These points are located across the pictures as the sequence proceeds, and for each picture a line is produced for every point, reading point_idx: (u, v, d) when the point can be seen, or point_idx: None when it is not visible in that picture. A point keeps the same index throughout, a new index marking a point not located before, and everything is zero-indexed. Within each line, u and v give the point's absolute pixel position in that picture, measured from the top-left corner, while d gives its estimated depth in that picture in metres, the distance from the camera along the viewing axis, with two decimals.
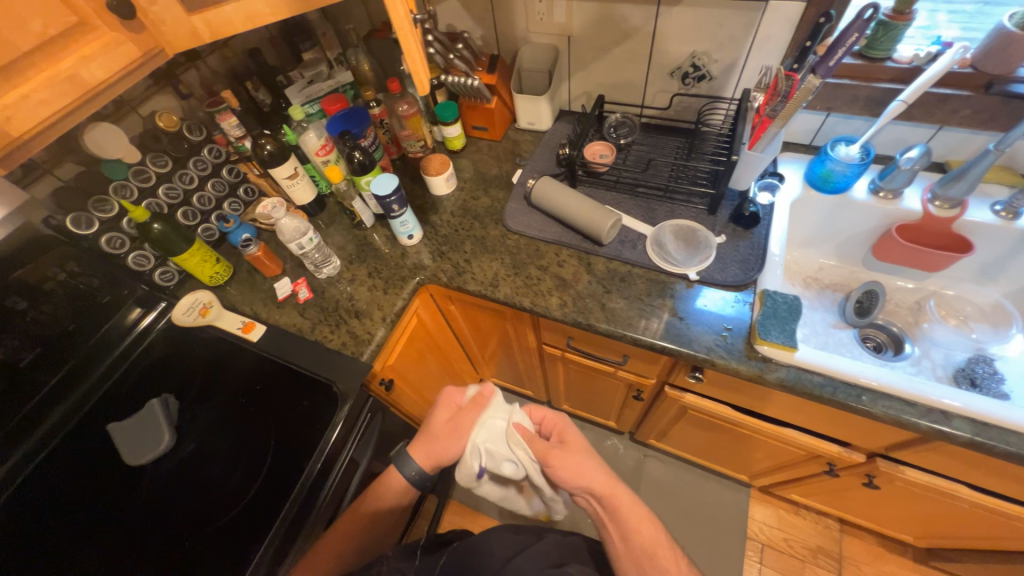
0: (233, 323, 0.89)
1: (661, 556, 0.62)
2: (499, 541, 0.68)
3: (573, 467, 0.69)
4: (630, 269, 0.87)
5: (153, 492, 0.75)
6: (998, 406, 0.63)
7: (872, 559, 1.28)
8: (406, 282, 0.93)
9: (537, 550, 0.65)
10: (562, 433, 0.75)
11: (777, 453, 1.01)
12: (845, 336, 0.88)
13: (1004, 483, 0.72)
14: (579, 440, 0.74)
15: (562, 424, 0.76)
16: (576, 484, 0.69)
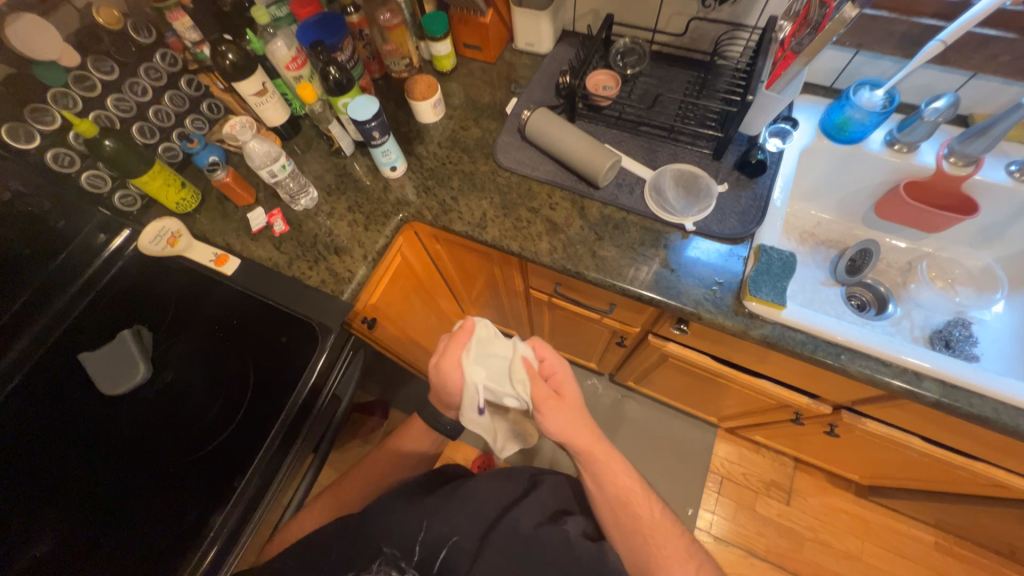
0: (206, 255, 0.84)
1: (635, 506, 0.68)
2: (482, 484, 0.70)
3: (564, 424, 0.68)
4: (625, 216, 0.83)
5: (136, 419, 0.75)
6: (970, 370, 0.64)
7: (818, 492, 1.40)
8: (389, 219, 0.88)
9: (532, 499, 0.68)
10: (561, 384, 0.72)
11: (748, 401, 1.06)
12: (832, 294, 0.88)
13: (955, 438, 0.76)
14: (574, 397, 0.71)
15: (563, 376, 0.72)
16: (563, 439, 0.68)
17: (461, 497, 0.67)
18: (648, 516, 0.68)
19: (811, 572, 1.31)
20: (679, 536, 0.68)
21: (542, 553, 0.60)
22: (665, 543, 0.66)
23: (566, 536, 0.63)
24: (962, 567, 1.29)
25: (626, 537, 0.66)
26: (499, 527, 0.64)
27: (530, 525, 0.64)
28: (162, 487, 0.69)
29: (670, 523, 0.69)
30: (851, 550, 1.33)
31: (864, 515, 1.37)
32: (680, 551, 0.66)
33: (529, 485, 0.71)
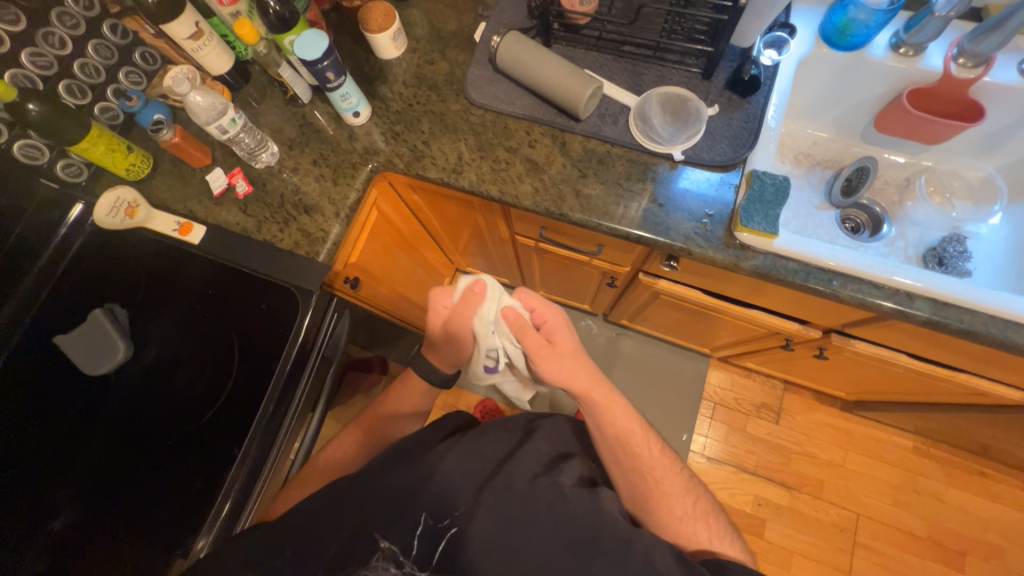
0: (168, 225, 0.80)
1: (635, 445, 0.69)
2: (473, 450, 0.69)
3: (559, 369, 0.70)
4: (609, 149, 0.78)
5: (129, 397, 0.74)
6: (962, 286, 0.64)
7: (806, 410, 1.47)
8: (358, 171, 0.82)
9: (531, 447, 0.70)
10: (554, 333, 0.73)
11: (739, 331, 1.06)
12: (826, 218, 0.85)
13: (941, 353, 0.77)
14: (570, 346, 0.73)
15: (560, 325, 0.74)
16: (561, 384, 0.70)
17: (459, 450, 0.69)
18: (648, 454, 0.69)
19: (797, 482, 1.40)
20: (678, 471, 0.70)
21: (536, 505, 0.62)
22: (664, 477, 0.68)
23: (560, 489, 0.63)
24: (937, 466, 1.39)
25: (625, 473, 0.69)
26: (493, 482, 0.65)
27: (525, 477, 0.65)
28: (164, 460, 0.69)
29: (670, 459, 0.71)
30: (834, 460, 1.41)
31: (849, 428, 1.44)
32: (676, 484, 0.68)
33: (529, 434, 0.72)
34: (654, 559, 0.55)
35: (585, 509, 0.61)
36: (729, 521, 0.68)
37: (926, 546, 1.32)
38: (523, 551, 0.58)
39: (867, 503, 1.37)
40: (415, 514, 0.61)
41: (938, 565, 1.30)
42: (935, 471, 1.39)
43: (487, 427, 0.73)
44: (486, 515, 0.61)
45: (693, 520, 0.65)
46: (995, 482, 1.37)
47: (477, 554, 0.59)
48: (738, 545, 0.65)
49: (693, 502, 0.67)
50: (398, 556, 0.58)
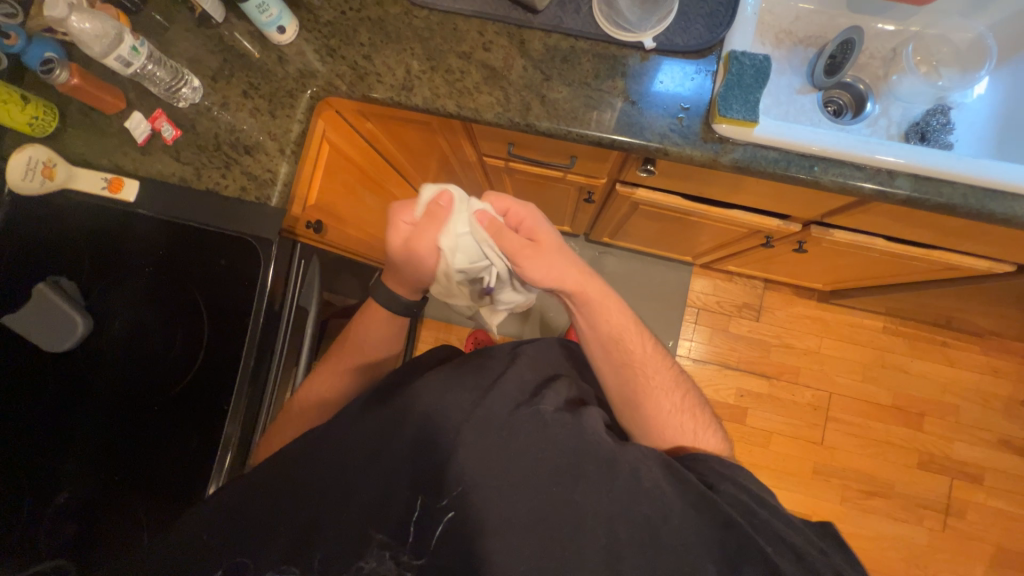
0: (95, 185, 0.70)
1: (627, 342, 0.71)
2: (450, 387, 0.60)
3: (547, 268, 0.68)
4: (573, 44, 0.70)
5: (108, 372, 0.72)
6: (944, 158, 0.62)
7: (785, 305, 1.52)
8: (296, 99, 0.73)
9: (514, 375, 0.64)
10: (532, 229, 0.70)
11: (720, 234, 1.06)
12: (808, 103, 0.80)
13: (919, 232, 0.77)
14: (552, 238, 0.70)
15: (539, 220, 0.70)
16: (552, 284, 0.68)
17: (434, 385, 0.60)
18: (640, 352, 0.71)
19: (776, 371, 1.49)
20: (666, 366, 0.72)
21: (519, 436, 0.56)
22: (654, 373, 0.70)
23: (543, 417, 0.58)
24: (903, 341, 1.48)
25: (618, 372, 0.70)
26: (472, 418, 0.56)
27: (504, 409, 0.58)
28: (158, 426, 0.69)
29: (659, 355, 0.73)
30: (811, 347, 1.50)
31: (824, 317, 1.51)
32: (666, 379, 0.71)
33: (508, 362, 0.66)
34: (641, 472, 0.55)
35: (573, 433, 0.57)
36: (711, 413, 0.72)
37: (889, 412, 1.45)
38: (507, 487, 0.53)
39: (839, 382, 1.48)
40: (410, 497, 0.53)
41: (899, 427, 1.45)
42: (901, 346, 1.48)
43: (459, 362, 0.65)
44: (466, 455, 0.54)
45: (680, 412, 0.69)
46: (955, 349, 1.47)
47: (474, 508, 0.52)
48: (720, 435, 0.69)
49: (680, 396, 0.70)
50: (392, 545, 0.51)
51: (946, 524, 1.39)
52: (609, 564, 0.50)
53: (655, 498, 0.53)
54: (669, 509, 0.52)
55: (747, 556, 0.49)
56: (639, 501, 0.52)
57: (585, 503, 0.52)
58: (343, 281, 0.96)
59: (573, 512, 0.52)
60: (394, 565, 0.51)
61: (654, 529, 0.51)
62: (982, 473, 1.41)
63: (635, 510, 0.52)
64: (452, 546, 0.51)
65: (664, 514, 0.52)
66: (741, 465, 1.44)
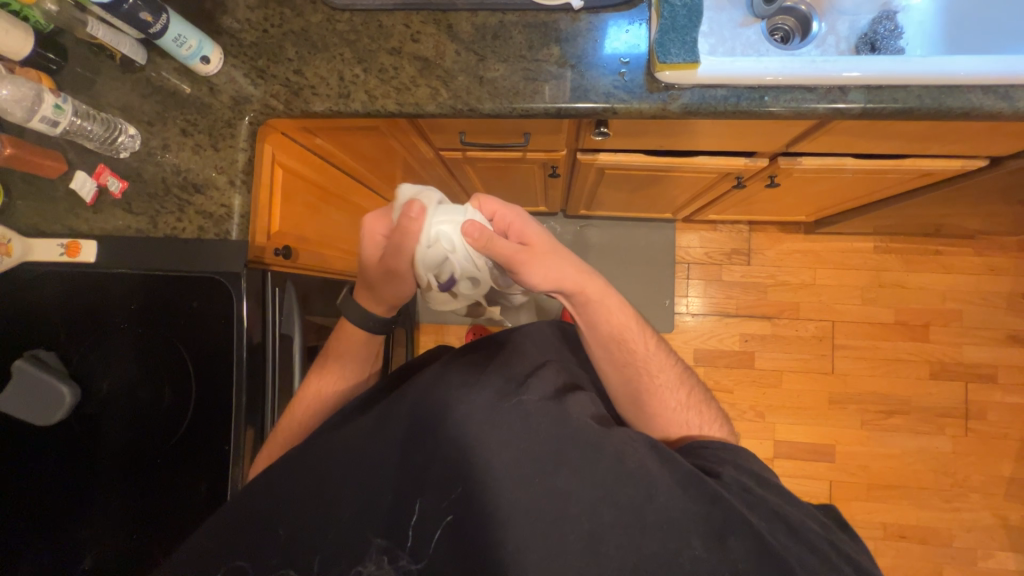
0: (52, 252, 0.70)
1: (630, 341, 0.70)
2: (449, 372, 0.60)
3: (546, 271, 0.66)
4: (501, 19, 0.68)
5: (109, 434, 0.72)
6: (894, 63, 0.60)
7: (774, 244, 1.51)
8: (235, 127, 0.71)
9: (499, 366, 0.63)
10: (523, 232, 0.67)
11: (692, 184, 1.04)
12: (752, 34, 0.77)
13: (884, 144, 0.76)
14: (545, 241, 0.67)
15: (530, 224, 0.68)
16: (551, 287, 0.67)
17: (420, 385, 0.59)
18: (644, 350, 0.71)
19: (776, 310, 1.49)
20: (671, 365, 0.72)
21: (502, 426, 0.55)
22: (659, 371, 0.70)
23: (526, 408, 0.57)
24: (897, 258, 1.48)
25: (622, 372, 0.70)
26: (454, 413, 0.56)
27: (490, 399, 0.57)
28: (167, 478, 0.69)
29: (664, 355, 0.73)
30: (806, 281, 1.49)
31: (815, 248, 1.50)
32: (671, 376, 0.71)
33: (497, 352, 0.67)
34: (627, 455, 0.54)
35: (556, 419, 0.56)
36: (718, 408, 0.72)
37: (895, 330, 1.45)
38: (493, 481, 0.52)
39: (839, 309, 1.48)
40: (404, 504, 0.52)
41: (906, 342, 1.45)
42: (896, 262, 1.48)
43: (455, 354, 0.65)
44: (451, 456, 0.53)
45: (687, 409, 0.69)
46: (949, 256, 1.47)
47: (469, 502, 0.51)
48: (727, 427, 0.70)
49: (686, 394, 0.71)
50: (391, 548, 0.51)
51: (967, 428, 1.40)
52: (592, 550, 0.49)
53: (641, 481, 0.52)
54: (656, 486, 0.52)
55: (731, 530, 0.49)
56: (624, 484, 0.52)
57: (569, 492, 0.52)
58: (325, 302, 0.95)
59: (557, 502, 0.51)
60: (393, 570, 0.50)
61: (640, 511, 0.50)
62: (995, 372, 1.42)
63: (620, 493, 0.51)
64: (453, 549, 0.50)
65: (649, 493, 0.51)
66: (757, 408, 1.45)
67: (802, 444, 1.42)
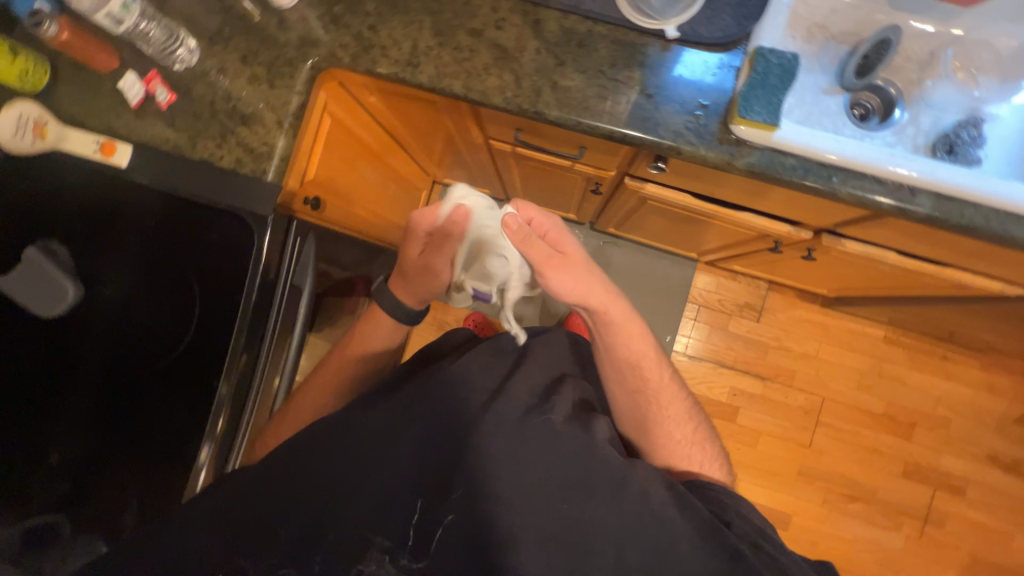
0: (86, 145, 0.68)
1: (644, 368, 0.72)
2: (488, 371, 0.63)
3: (574, 280, 0.68)
4: (590, 28, 0.66)
5: (100, 340, 0.72)
6: (971, 177, 0.58)
7: (787, 307, 1.50)
8: (296, 68, 0.69)
9: (522, 377, 0.63)
10: (560, 242, 0.71)
11: (728, 234, 1.03)
12: (833, 104, 0.76)
13: (933, 249, 0.74)
14: (578, 256, 0.70)
15: (561, 233, 0.71)
16: (574, 298, 0.69)
17: (444, 383, 0.60)
18: (656, 379, 0.72)
19: (771, 373, 1.49)
20: (681, 399, 0.73)
21: (530, 443, 0.55)
22: (667, 404, 0.71)
23: (553, 427, 0.57)
24: (902, 352, 1.47)
25: (631, 394, 0.71)
26: (482, 419, 0.57)
27: (516, 413, 0.58)
28: (150, 400, 0.69)
29: (676, 387, 0.74)
30: (808, 351, 1.49)
31: (825, 322, 1.49)
32: (680, 411, 0.72)
33: (517, 362, 0.66)
34: (651, 494, 0.54)
35: (584, 446, 0.56)
36: (720, 447, 0.73)
37: (881, 421, 1.46)
38: (516, 498, 0.52)
39: (833, 387, 1.48)
40: (410, 498, 0.52)
41: (888, 436, 1.45)
42: (901, 356, 1.47)
43: (483, 351, 0.66)
44: (473, 463, 0.54)
45: (691, 444, 0.69)
46: (955, 364, 1.46)
47: (488, 519, 0.51)
48: (725, 467, 0.70)
49: (692, 429, 0.71)
50: (392, 549, 0.51)
51: (923, 531, 1.41)
52: None
53: (662, 522, 0.52)
54: (680, 537, 0.51)
55: None
56: (647, 523, 0.52)
57: (594, 522, 0.52)
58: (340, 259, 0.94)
59: (579, 529, 0.51)
60: (393, 568, 0.50)
61: (662, 555, 0.50)
62: (966, 485, 1.43)
63: (643, 533, 0.51)
64: (455, 557, 0.50)
65: (671, 539, 0.51)
66: None
67: (762, 505, 1.44)
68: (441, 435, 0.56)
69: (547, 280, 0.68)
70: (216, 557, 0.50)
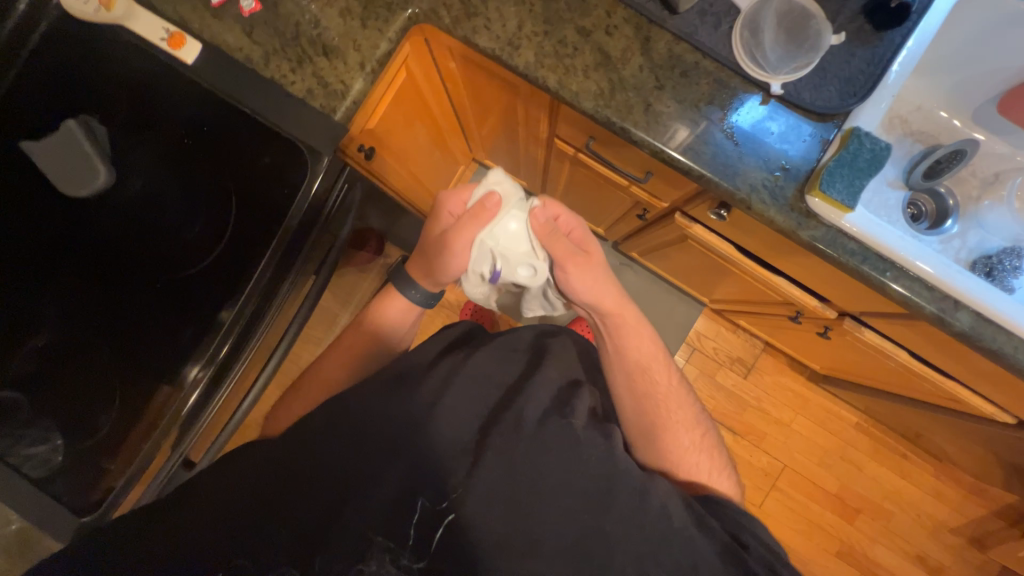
0: (153, 30, 0.65)
1: (652, 372, 0.71)
2: (496, 366, 0.63)
3: (591, 279, 0.72)
4: (697, 60, 0.65)
5: (116, 232, 0.69)
6: (1014, 307, 0.61)
7: (775, 372, 1.54)
8: (393, 15, 0.67)
9: (545, 377, 0.62)
10: (588, 242, 0.74)
11: (751, 291, 1.04)
12: (893, 198, 0.78)
13: (946, 361, 0.77)
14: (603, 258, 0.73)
15: (586, 234, 0.74)
16: (591, 295, 0.72)
17: (466, 374, 0.61)
18: (665, 383, 0.71)
19: (743, 430, 1.53)
20: (688, 403, 0.71)
21: (551, 450, 0.55)
22: (676, 407, 0.69)
23: (575, 433, 0.57)
24: (868, 442, 1.53)
25: (637, 399, 0.69)
26: (501, 420, 0.57)
27: (534, 418, 0.57)
28: (160, 307, 0.67)
29: (682, 390, 0.72)
30: (783, 419, 1.53)
31: (807, 395, 1.54)
32: (687, 416, 0.70)
33: (541, 359, 0.65)
34: (671, 511, 0.54)
35: (604, 456, 0.56)
36: (728, 455, 0.71)
37: (831, 500, 1.52)
38: (536, 505, 0.52)
39: (796, 458, 1.53)
40: (410, 498, 0.52)
41: (833, 516, 1.51)
42: (866, 445, 1.53)
43: (501, 345, 0.66)
44: (493, 462, 0.54)
45: (700, 451, 0.68)
46: (912, 464, 1.52)
47: (507, 523, 0.51)
48: (735, 479, 0.69)
49: (699, 435, 0.69)
50: (393, 549, 0.50)
51: None
52: None
53: (685, 540, 0.52)
54: (698, 555, 0.52)
55: None
56: (669, 541, 0.52)
57: (614, 536, 0.52)
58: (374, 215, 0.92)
59: (599, 542, 0.51)
60: (393, 568, 0.49)
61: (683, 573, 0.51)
62: None
63: (664, 552, 0.52)
64: (462, 553, 0.50)
65: (692, 559, 0.51)
66: None
67: None
68: (457, 431, 0.56)
69: (569, 274, 0.71)
70: (210, 504, 0.50)
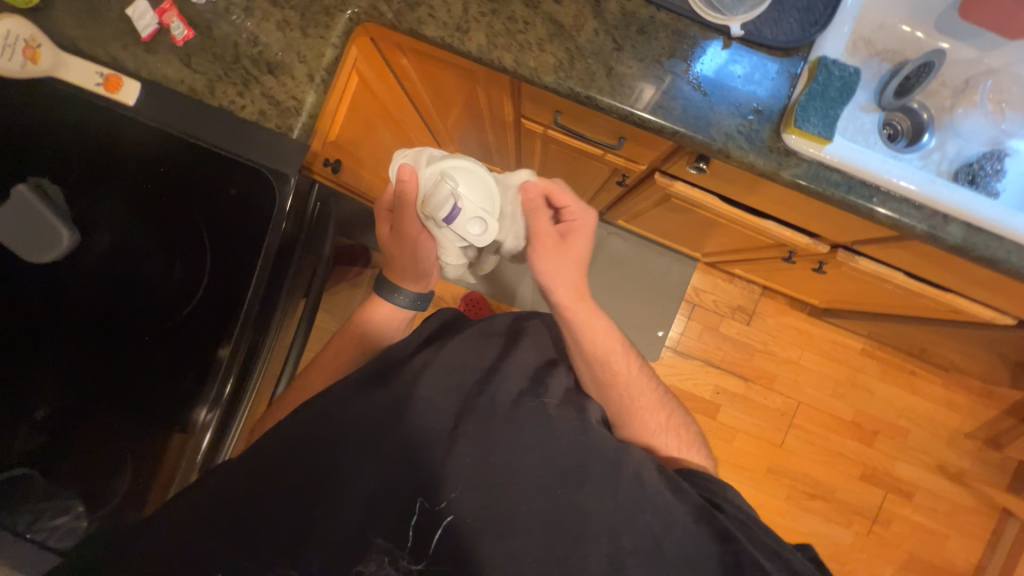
0: (87, 74, 0.64)
1: (614, 362, 0.71)
2: (477, 353, 0.64)
3: (551, 264, 0.71)
4: (651, 14, 0.64)
5: (90, 297, 0.62)
6: (1003, 213, 0.60)
7: (777, 313, 1.56)
8: (333, 18, 0.66)
9: (516, 359, 0.65)
10: (571, 232, 0.73)
11: (741, 239, 1.04)
12: (868, 121, 0.77)
13: (939, 273, 0.77)
14: (580, 252, 0.73)
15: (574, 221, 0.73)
16: (547, 280, 0.71)
17: (442, 365, 0.61)
18: (624, 372, 0.71)
19: (754, 375, 1.55)
20: (652, 389, 0.73)
21: (524, 429, 0.57)
22: (639, 393, 0.71)
23: (546, 411, 0.59)
24: (876, 365, 1.56)
25: (601, 384, 0.70)
26: (475, 407, 0.58)
27: (508, 400, 0.59)
28: (148, 366, 0.62)
29: (646, 377, 0.74)
30: (791, 357, 1.55)
31: (810, 331, 1.56)
32: (651, 400, 0.72)
33: (514, 341, 0.68)
34: (643, 476, 0.56)
35: (576, 431, 0.58)
36: (696, 432, 0.74)
37: (848, 427, 1.55)
38: (514, 487, 0.53)
39: (809, 393, 1.55)
40: (409, 501, 0.51)
41: (852, 441, 1.54)
42: (874, 368, 1.56)
43: (474, 333, 0.67)
44: (466, 448, 0.54)
45: (666, 432, 0.70)
46: (920, 379, 1.55)
47: (490, 504, 0.52)
48: (704, 453, 0.72)
49: (665, 416, 0.71)
50: (392, 551, 0.49)
51: (870, 529, 1.53)
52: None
53: (659, 507, 0.54)
54: (671, 519, 0.54)
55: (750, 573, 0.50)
56: (645, 507, 0.53)
57: (587, 507, 0.53)
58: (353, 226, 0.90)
59: (580, 518, 0.52)
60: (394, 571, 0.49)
61: (657, 541, 0.52)
62: (914, 490, 1.54)
63: (642, 518, 0.53)
64: (454, 546, 0.50)
65: (667, 524, 0.53)
66: None
67: None
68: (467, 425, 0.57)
69: (534, 254, 0.72)
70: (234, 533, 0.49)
